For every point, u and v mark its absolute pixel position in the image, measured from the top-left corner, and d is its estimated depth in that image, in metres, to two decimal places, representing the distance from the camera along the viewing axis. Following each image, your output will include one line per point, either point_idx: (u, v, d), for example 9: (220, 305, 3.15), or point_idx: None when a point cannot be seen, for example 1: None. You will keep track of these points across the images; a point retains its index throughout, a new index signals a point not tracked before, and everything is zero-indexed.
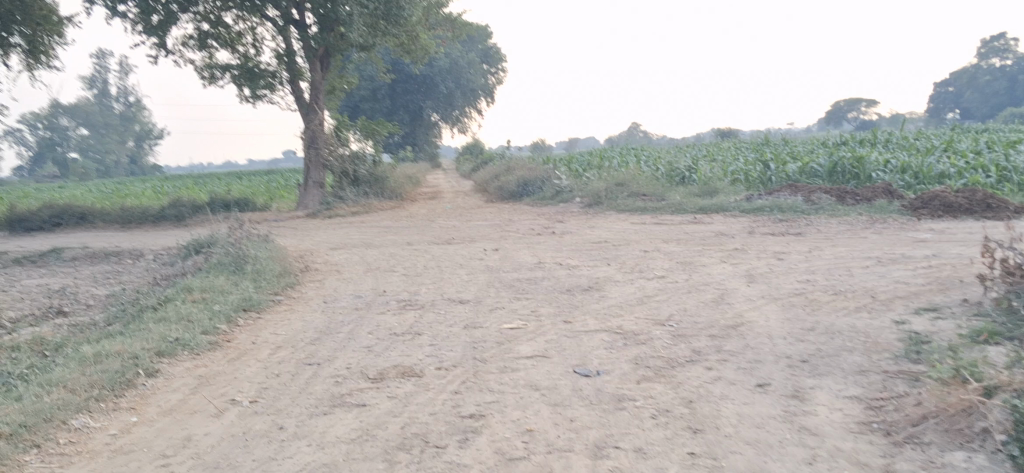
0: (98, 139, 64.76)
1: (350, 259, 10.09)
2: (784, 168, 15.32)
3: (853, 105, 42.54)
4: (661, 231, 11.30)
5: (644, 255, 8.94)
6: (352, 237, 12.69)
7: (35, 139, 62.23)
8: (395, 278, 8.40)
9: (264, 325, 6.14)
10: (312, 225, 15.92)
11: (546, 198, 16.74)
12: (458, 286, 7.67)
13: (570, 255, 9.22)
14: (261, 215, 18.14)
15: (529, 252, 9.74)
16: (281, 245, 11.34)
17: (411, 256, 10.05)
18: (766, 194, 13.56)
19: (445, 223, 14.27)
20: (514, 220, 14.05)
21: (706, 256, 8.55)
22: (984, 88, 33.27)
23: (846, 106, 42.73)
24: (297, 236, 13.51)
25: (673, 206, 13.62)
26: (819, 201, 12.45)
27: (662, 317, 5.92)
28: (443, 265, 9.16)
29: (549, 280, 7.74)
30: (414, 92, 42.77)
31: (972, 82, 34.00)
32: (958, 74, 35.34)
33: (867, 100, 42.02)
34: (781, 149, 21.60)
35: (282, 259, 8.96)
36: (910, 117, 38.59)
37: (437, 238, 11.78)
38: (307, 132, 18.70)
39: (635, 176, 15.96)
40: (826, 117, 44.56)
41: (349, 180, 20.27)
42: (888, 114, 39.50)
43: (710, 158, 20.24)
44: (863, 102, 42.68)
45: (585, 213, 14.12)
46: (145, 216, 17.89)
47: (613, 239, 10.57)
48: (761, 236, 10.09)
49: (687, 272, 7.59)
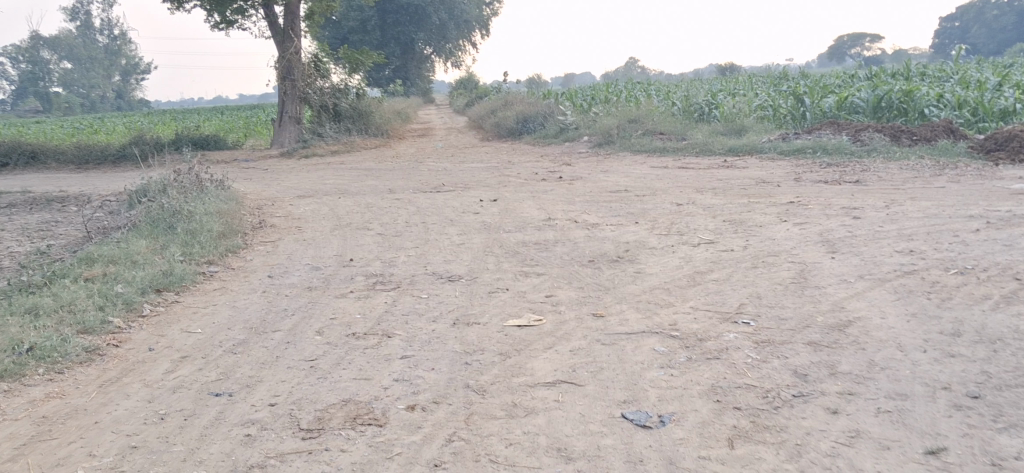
0: (82, 73, 62.47)
1: (317, 212, 8.38)
2: (819, 102, 13.57)
3: (857, 41, 40.59)
4: (689, 178, 9.61)
5: (677, 211, 7.25)
6: (327, 182, 10.97)
7: (16, 72, 59.99)
8: (371, 241, 6.69)
9: (176, 317, 4.45)
10: (285, 166, 14.19)
11: (548, 136, 15.02)
12: (449, 253, 5.99)
13: (586, 210, 7.51)
14: (231, 155, 16.37)
15: (535, 204, 8.07)
16: (240, 193, 9.65)
17: (392, 207, 8.37)
18: (804, 134, 11.90)
19: (435, 165, 12.58)
20: (513, 162, 12.36)
21: (758, 213, 6.85)
22: (992, 23, 31.07)
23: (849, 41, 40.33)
24: (265, 181, 11.82)
25: (698, 146, 11.95)
26: (870, 141, 10.79)
27: (729, 309, 4.23)
28: (429, 221, 7.46)
29: (563, 246, 6.04)
30: (405, 24, 40.56)
31: (979, 16, 31.81)
32: (965, 9, 33.03)
33: (871, 35, 39.64)
34: (803, 83, 19.74)
35: (230, 215, 7.27)
36: (917, 53, 36.58)
37: (425, 185, 10.07)
38: (282, 61, 16.87)
39: (649, 112, 14.23)
40: (829, 52, 42.30)
41: (330, 115, 18.47)
42: (892, 51, 37.47)
43: (728, 92, 18.49)
44: (868, 37, 40.30)
45: (595, 154, 12.45)
46: (103, 155, 16.12)
47: (633, 189, 8.88)
48: (812, 187, 8.40)
49: (743, 237, 5.89)
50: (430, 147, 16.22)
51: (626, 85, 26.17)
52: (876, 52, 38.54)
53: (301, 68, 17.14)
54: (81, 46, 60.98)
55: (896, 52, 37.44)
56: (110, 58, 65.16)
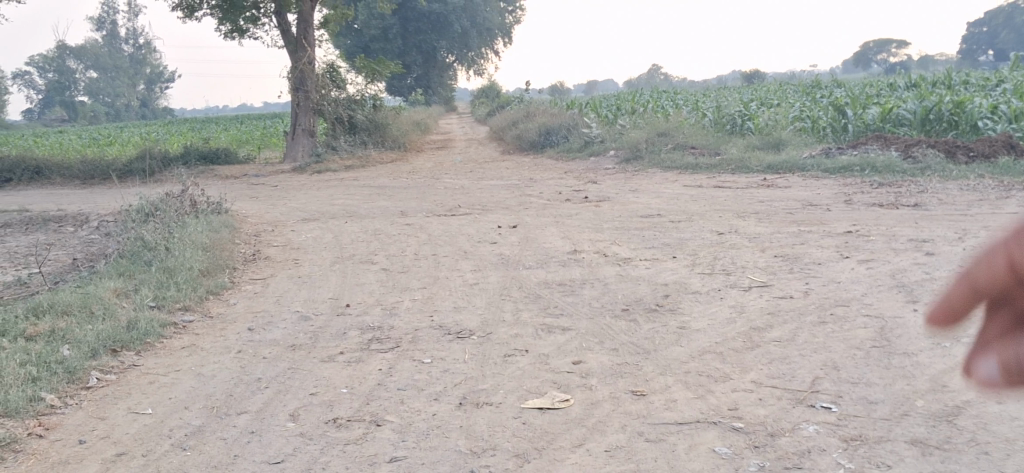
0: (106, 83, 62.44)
1: (320, 240, 7.64)
2: (861, 114, 12.68)
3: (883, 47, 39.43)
4: (728, 200, 8.80)
5: (718, 242, 6.44)
6: (336, 203, 10.25)
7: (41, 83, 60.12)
8: (373, 278, 5.92)
9: (127, 388, 3.68)
10: (295, 183, 13.50)
11: (572, 150, 14.23)
12: (462, 296, 5.21)
13: (616, 242, 6.71)
14: (241, 170, 15.71)
15: (558, 231, 7.29)
16: (240, 217, 8.94)
17: (402, 233, 7.63)
18: (848, 149, 11.05)
19: (453, 182, 11.85)
20: (535, 178, 11.59)
21: (813, 246, 6.02)
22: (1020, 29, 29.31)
23: (875, 46, 39.13)
24: (269, 201, 11.12)
25: (734, 162, 11.12)
26: (922, 157, 9.90)
27: (801, 386, 3.40)
28: (440, 252, 6.67)
29: (592, 289, 5.24)
30: (427, 32, 39.96)
31: None
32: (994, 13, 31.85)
33: (897, 40, 38.47)
34: (836, 92, 18.82)
35: (219, 248, 6.55)
36: (947, 59, 35.36)
37: (440, 207, 9.31)
38: (295, 72, 16.20)
39: (680, 125, 13.42)
40: (854, 58, 41.22)
41: (344, 127, 17.75)
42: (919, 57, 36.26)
43: (760, 103, 17.60)
44: (894, 41, 39.18)
45: (622, 171, 11.66)
46: (108, 169, 15.49)
47: (667, 212, 8.07)
48: (866, 212, 7.57)
49: (802, 280, 5.06)
50: (448, 161, 15.47)
51: (650, 94, 25.32)
52: (903, 57, 37.42)
53: (315, 79, 16.45)
54: (106, 56, 60.73)
55: (923, 57, 36.34)
56: (134, 67, 64.97)
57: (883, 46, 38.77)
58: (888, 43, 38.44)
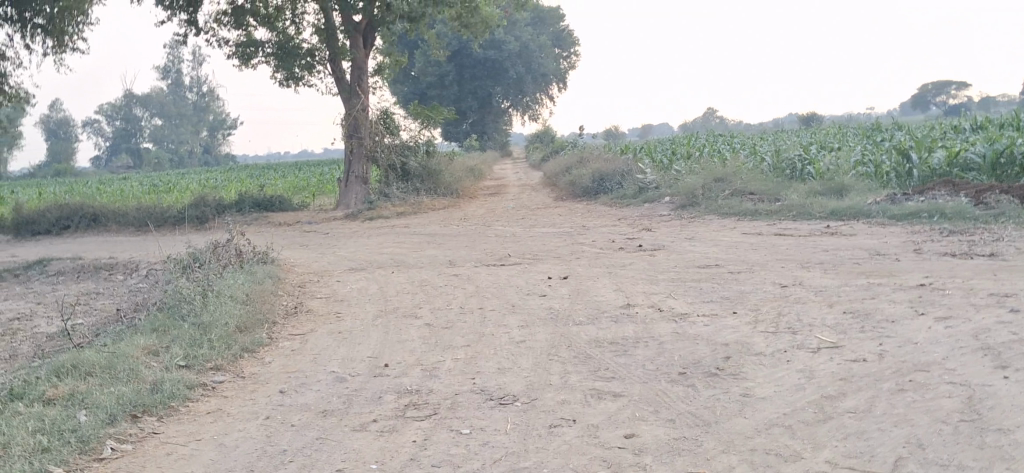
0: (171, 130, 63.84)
1: (364, 291, 7.40)
2: (928, 157, 12.17)
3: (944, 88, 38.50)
4: (790, 248, 8.39)
5: (781, 296, 6.04)
6: (385, 251, 10.03)
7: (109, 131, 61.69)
8: (415, 334, 5.64)
9: (144, 460, 3.44)
10: (346, 230, 13.37)
11: (626, 196, 13.90)
12: (508, 355, 4.91)
13: (672, 295, 6.34)
14: (293, 217, 15.66)
15: (611, 282, 6.96)
16: (286, 266, 8.77)
17: (449, 285, 7.36)
18: (916, 195, 10.55)
19: (504, 229, 11.60)
20: (588, 225, 11.29)
21: (885, 301, 5.60)
22: None
23: (935, 88, 38.26)
24: (318, 249, 10.97)
25: (795, 209, 10.70)
26: (996, 203, 9.38)
27: (882, 469, 3.02)
28: (487, 306, 6.38)
29: (646, 348, 4.89)
30: (482, 79, 40.13)
31: None
32: None
33: (958, 82, 37.61)
34: (900, 134, 18.24)
35: (259, 301, 6.35)
36: (1013, 100, 34.37)
37: (490, 256, 9.04)
38: (348, 119, 16.22)
39: (737, 170, 13.03)
40: (915, 100, 40.35)
41: (398, 174, 17.60)
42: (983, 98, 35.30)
43: (820, 146, 17.12)
44: (955, 83, 38.31)
45: (678, 218, 11.30)
46: (163, 217, 15.53)
47: (726, 262, 7.69)
48: (939, 262, 7.12)
49: (875, 340, 4.65)
50: (500, 207, 15.24)
51: (705, 138, 24.91)
52: (965, 98, 36.52)
53: (368, 125, 16.45)
54: (171, 105, 62.14)
55: (985, 99, 35.42)
56: (198, 115, 66.37)
57: (945, 88, 37.91)
58: (949, 85, 37.57)
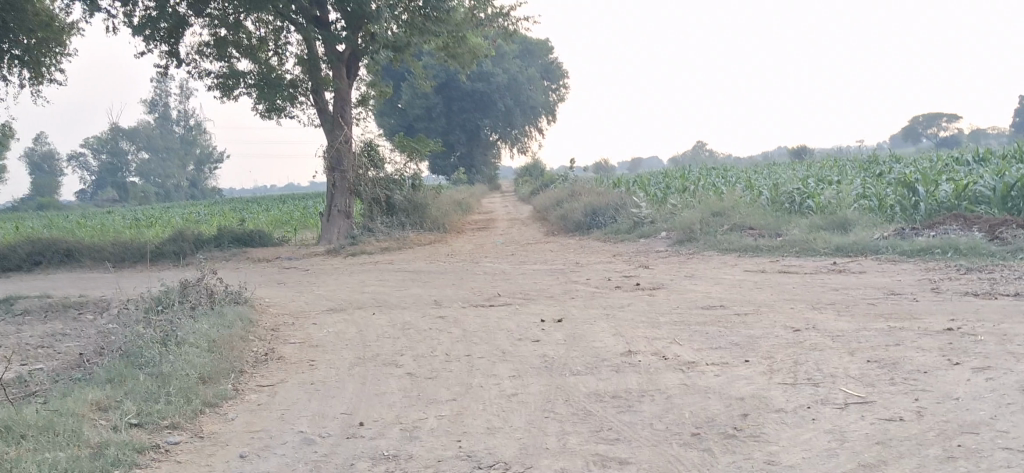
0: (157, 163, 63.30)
1: (343, 335, 6.88)
2: (933, 191, 11.79)
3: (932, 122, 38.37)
4: (797, 287, 7.94)
5: (796, 342, 5.56)
6: (368, 290, 9.53)
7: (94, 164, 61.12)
8: (396, 385, 5.13)
9: None
10: (329, 266, 12.86)
11: (620, 231, 13.46)
12: (498, 413, 4.40)
13: (676, 340, 5.86)
14: (275, 252, 15.14)
15: (610, 326, 6.47)
16: (261, 306, 8.24)
17: (435, 328, 6.85)
18: (925, 230, 10.14)
19: (493, 266, 11.11)
20: (582, 262, 10.81)
21: (911, 349, 5.14)
22: None
23: (923, 121, 38.10)
24: (298, 288, 10.44)
25: (799, 244, 10.26)
26: (1012, 239, 8.97)
27: None
28: (476, 352, 5.88)
29: (652, 404, 4.38)
30: (471, 111, 39.85)
31: None
32: None
33: (945, 114, 37.44)
34: (898, 167, 17.91)
35: (227, 347, 5.82)
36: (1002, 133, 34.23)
37: (479, 295, 8.55)
38: (332, 151, 15.76)
39: (736, 204, 12.60)
40: (903, 133, 40.20)
41: (382, 208, 17.14)
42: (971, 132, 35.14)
43: (817, 179, 16.76)
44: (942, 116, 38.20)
45: (675, 254, 10.85)
46: (140, 252, 14.97)
47: (731, 303, 7.22)
48: (958, 303, 6.67)
49: (909, 396, 4.18)
50: (489, 242, 14.76)
51: (697, 171, 24.58)
52: (954, 130, 36.34)
53: (351, 158, 16.03)
54: (158, 137, 61.51)
55: (973, 131, 35.26)
56: (185, 148, 65.88)
57: (933, 120, 37.75)
58: (938, 117, 37.44)
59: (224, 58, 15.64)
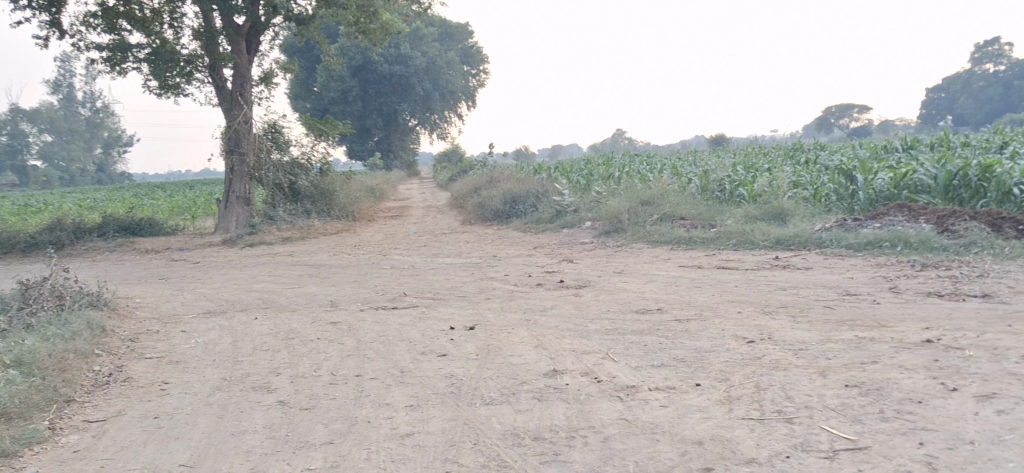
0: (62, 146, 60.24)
1: (212, 345, 5.73)
2: (871, 179, 11.09)
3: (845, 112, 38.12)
4: (740, 287, 7.07)
5: (753, 358, 4.64)
6: (256, 288, 8.33)
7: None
8: (261, 419, 4.04)
9: None
10: (221, 259, 11.59)
11: (541, 220, 12.51)
12: (384, 466, 3.36)
13: (609, 356, 4.89)
14: (164, 243, 13.78)
15: (531, 336, 5.48)
16: (124, 311, 7.02)
17: (324, 337, 5.76)
18: (869, 222, 9.42)
19: (403, 260, 10.04)
20: (501, 256, 9.81)
21: (892, 367, 4.26)
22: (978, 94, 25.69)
23: (837, 111, 38.06)
24: (179, 284, 9.19)
25: (736, 236, 9.43)
26: (964, 231, 8.23)
27: None
28: (369, 372, 4.82)
29: (587, 451, 3.40)
30: (388, 95, 38.53)
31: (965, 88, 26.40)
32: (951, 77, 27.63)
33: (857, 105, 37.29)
34: (827, 155, 17.37)
35: (52, 369, 4.63)
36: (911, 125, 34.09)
37: (381, 295, 7.47)
38: (229, 132, 14.43)
39: (666, 192, 11.75)
40: (816, 123, 40.06)
41: (286, 195, 15.89)
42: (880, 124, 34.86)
43: (747, 166, 16.08)
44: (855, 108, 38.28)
45: (602, 247, 9.94)
46: (11, 242, 13.36)
47: (669, 306, 6.29)
48: (926, 306, 5.84)
49: (911, 439, 3.27)
50: (401, 232, 13.67)
51: (620, 159, 23.81)
52: (866, 121, 36.38)
53: (251, 140, 14.72)
54: (61, 119, 58.45)
55: (884, 122, 35.32)
56: (90, 131, 62.81)
57: (846, 111, 37.72)
58: (850, 108, 37.41)
59: (113, 29, 14.10)
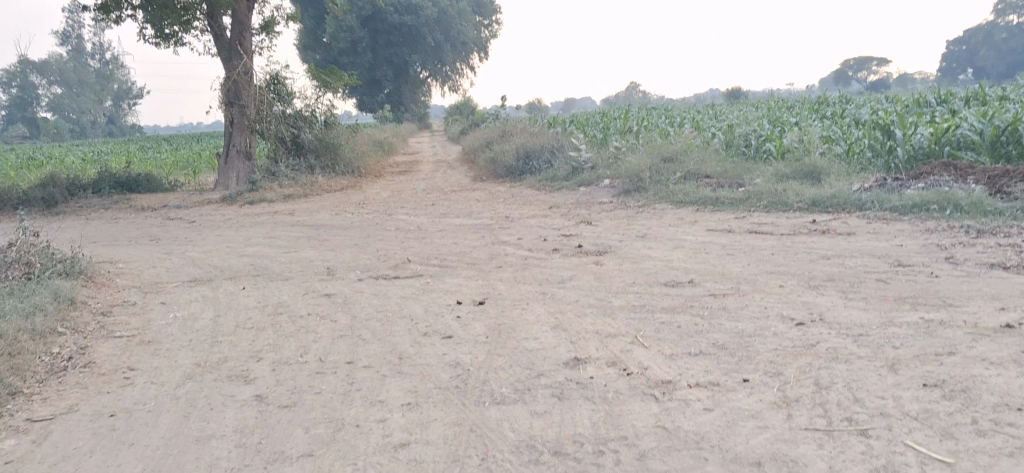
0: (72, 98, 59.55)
1: (189, 321, 5.11)
2: (910, 135, 10.38)
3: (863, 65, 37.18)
4: (778, 254, 6.41)
5: (806, 346, 3.99)
6: (249, 252, 7.71)
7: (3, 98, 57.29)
8: (232, 420, 3.44)
9: None
10: (219, 218, 10.99)
11: (556, 177, 11.84)
12: None
13: (638, 341, 4.25)
14: (162, 200, 13.19)
15: (548, 314, 4.85)
16: (101, 280, 6.41)
17: (316, 313, 5.14)
18: (911, 182, 8.72)
19: (409, 220, 9.41)
20: (513, 216, 9.17)
21: (975, 360, 3.61)
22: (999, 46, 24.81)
23: (855, 63, 37.00)
24: (169, 247, 8.58)
25: (766, 196, 8.76)
26: (1019, 193, 7.53)
27: None
28: (362, 358, 4.20)
29: None
30: (399, 46, 37.65)
31: (986, 41, 25.58)
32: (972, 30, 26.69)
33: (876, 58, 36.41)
34: (857, 109, 16.60)
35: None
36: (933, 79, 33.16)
37: (383, 261, 6.84)
38: (229, 83, 13.74)
39: (689, 148, 11.05)
40: (834, 77, 39.09)
41: (288, 149, 15.24)
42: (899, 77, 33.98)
43: (772, 121, 15.35)
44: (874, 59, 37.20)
45: (621, 207, 9.28)
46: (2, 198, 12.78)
47: (702, 278, 5.64)
48: (993, 279, 5.18)
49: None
50: (408, 189, 13.03)
51: (636, 112, 23.07)
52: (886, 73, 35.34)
53: (252, 92, 14.04)
54: (71, 70, 57.76)
55: (903, 74, 34.31)
56: (100, 83, 62.06)
57: (865, 64, 36.76)
58: (869, 60, 36.47)
59: None
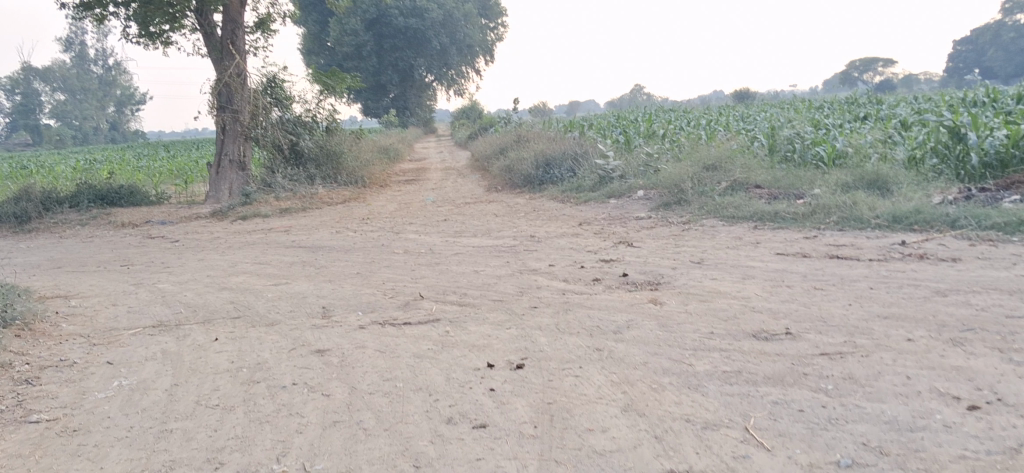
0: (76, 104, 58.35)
1: (135, 396, 3.87)
2: (982, 138, 9.08)
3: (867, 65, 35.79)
4: (879, 289, 5.16)
5: (1008, 452, 2.74)
6: (230, 285, 6.48)
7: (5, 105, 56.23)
8: None
9: None
10: (204, 236, 9.77)
11: (582, 188, 10.62)
12: None
13: (753, 437, 3.00)
14: (145, 214, 11.98)
15: (611, 387, 3.60)
16: (43, 328, 5.18)
17: (303, 382, 3.91)
18: (1004, 193, 7.45)
19: (417, 240, 8.18)
20: (539, 236, 7.93)
21: None
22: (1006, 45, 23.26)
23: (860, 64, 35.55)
24: (140, 275, 7.34)
25: (834, 210, 7.50)
26: None
27: None
28: (364, 466, 2.95)
29: None
30: (403, 49, 36.46)
31: (994, 39, 24.12)
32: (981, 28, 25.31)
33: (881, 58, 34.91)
34: (900, 109, 15.30)
35: None
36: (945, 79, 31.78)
37: (390, 299, 5.60)
38: (219, 85, 12.54)
39: (732, 154, 9.80)
40: (840, 77, 37.77)
41: (286, 157, 14.02)
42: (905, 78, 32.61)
43: (811, 122, 14.09)
44: (880, 59, 35.73)
45: (663, 223, 8.04)
46: None
47: (801, 326, 4.38)
48: None
49: None
50: (416, 200, 11.82)
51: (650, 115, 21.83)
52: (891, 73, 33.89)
53: (245, 96, 12.83)
54: (73, 77, 56.64)
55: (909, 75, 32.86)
56: (103, 89, 60.92)
57: (870, 65, 35.36)
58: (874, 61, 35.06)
59: None
